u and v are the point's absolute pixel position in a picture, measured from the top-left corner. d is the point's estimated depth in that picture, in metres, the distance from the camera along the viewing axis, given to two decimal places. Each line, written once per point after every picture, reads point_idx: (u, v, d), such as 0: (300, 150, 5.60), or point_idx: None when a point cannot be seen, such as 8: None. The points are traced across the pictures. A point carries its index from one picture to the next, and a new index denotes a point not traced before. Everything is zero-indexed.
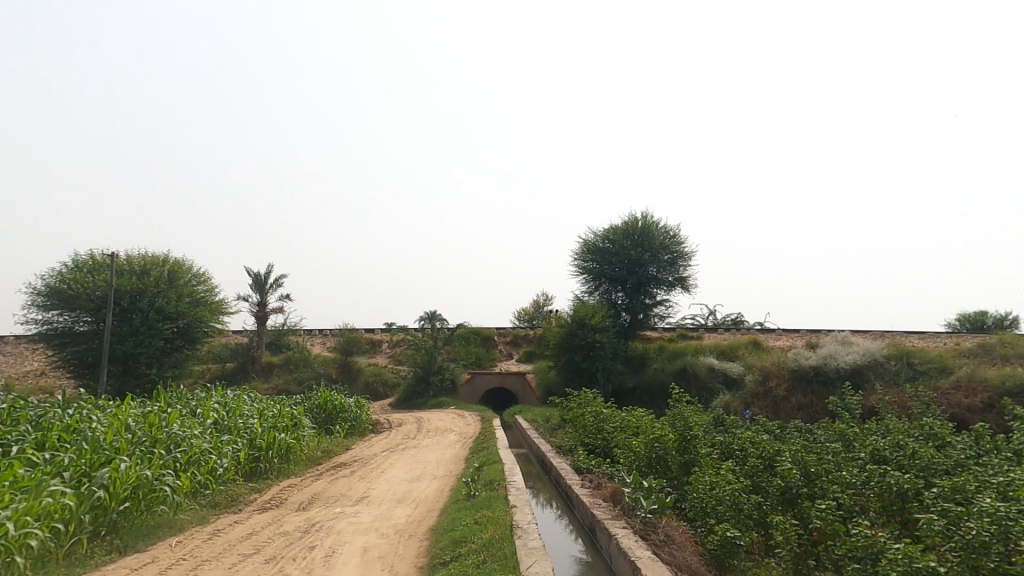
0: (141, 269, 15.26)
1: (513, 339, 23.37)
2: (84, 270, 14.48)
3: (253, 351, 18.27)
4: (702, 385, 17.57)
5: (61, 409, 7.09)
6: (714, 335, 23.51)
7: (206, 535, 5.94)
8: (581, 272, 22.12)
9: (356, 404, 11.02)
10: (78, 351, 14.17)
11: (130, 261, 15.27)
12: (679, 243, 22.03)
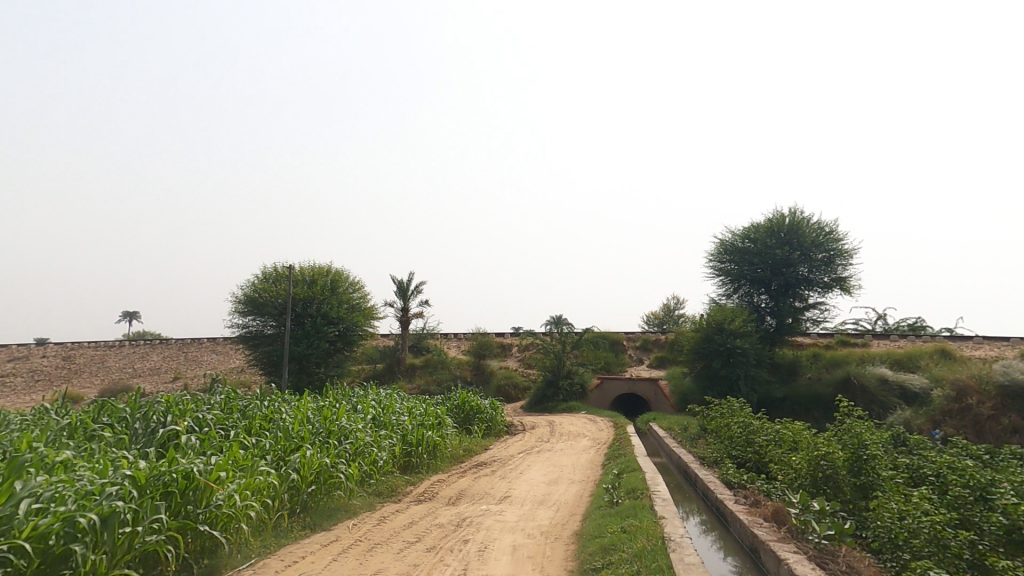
0: (311, 278, 17.48)
1: (643, 344, 22.93)
2: (269, 281, 17.02)
3: (398, 353, 20.05)
4: (873, 397, 15.71)
5: (261, 401, 8.41)
6: (885, 343, 20.78)
7: (375, 520, 6.62)
8: (717, 274, 20.88)
9: (491, 406, 11.56)
10: (265, 351, 16.71)
11: (303, 272, 17.57)
12: (834, 240, 19.98)
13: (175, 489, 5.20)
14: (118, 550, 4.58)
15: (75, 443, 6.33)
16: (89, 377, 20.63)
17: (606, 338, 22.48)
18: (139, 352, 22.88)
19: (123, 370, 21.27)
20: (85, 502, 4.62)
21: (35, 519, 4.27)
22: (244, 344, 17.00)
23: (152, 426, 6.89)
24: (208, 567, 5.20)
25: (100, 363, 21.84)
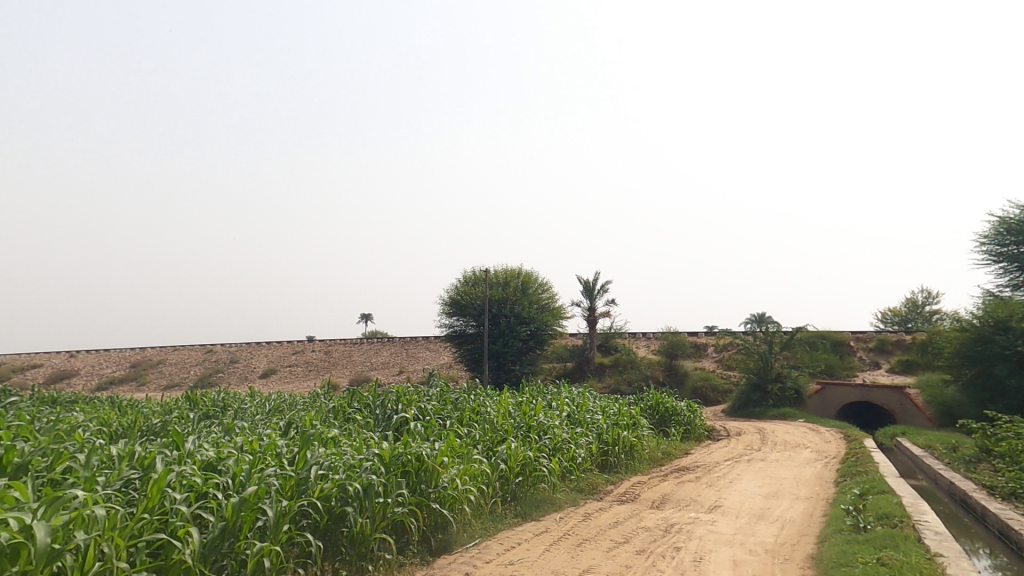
0: (504, 281, 18.91)
1: (879, 346, 19.46)
2: (469, 285, 18.85)
3: (587, 352, 20.39)
4: None
5: (470, 394, 9.23)
6: None
7: (580, 516, 6.68)
8: (997, 259, 16.43)
9: (688, 409, 10.88)
10: (467, 349, 18.51)
11: (497, 275, 19.07)
12: None
13: (411, 469, 5.97)
14: (377, 516, 5.42)
15: (338, 423, 8.01)
16: (342, 368, 25.22)
17: (828, 339, 19.70)
18: (374, 347, 27.27)
19: (362, 363, 25.73)
20: (350, 473, 5.61)
21: (321, 483, 5.36)
22: (450, 342, 18.93)
23: (388, 412, 8.22)
24: (442, 542, 5.82)
25: (348, 356, 26.49)
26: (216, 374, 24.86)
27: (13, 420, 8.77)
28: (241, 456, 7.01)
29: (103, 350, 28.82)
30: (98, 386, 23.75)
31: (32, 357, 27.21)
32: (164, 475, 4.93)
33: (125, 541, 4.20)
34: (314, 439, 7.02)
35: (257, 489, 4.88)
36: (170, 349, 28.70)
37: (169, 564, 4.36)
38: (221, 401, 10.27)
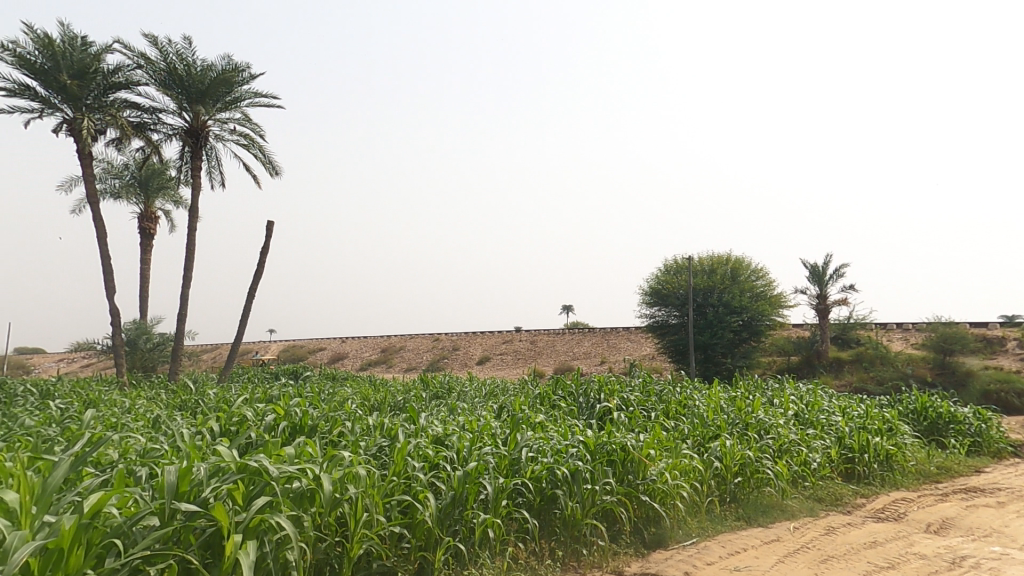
0: (710, 269, 17.69)
1: None
2: (669, 274, 18.01)
3: (817, 345, 17.68)
4: None
5: (675, 386, 8.72)
6: None
7: (823, 529, 5.68)
8: None
9: (974, 416, 8.44)
10: (672, 341, 17.55)
11: (701, 263, 17.94)
12: None
13: (617, 458, 5.93)
14: (586, 502, 5.49)
15: (544, 409, 8.41)
16: (546, 358, 26.55)
17: None
18: (575, 339, 28.07)
19: (565, 353, 26.74)
20: (557, 458, 5.85)
21: (533, 464, 5.73)
22: (652, 333, 18.20)
23: (591, 401, 8.31)
24: (656, 536, 5.56)
25: (551, 347, 27.76)
26: (443, 360, 28.67)
27: (307, 391, 11.50)
28: (464, 433, 7.91)
29: (363, 336, 35.88)
30: (361, 366, 29.62)
31: (320, 341, 35.38)
32: (405, 447, 5.88)
33: (382, 498, 5.07)
34: (523, 423, 7.52)
35: (477, 465, 5.43)
36: (408, 337, 34.15)
37: (415, 522, 5.07)
38: (446, 383, 11.77)
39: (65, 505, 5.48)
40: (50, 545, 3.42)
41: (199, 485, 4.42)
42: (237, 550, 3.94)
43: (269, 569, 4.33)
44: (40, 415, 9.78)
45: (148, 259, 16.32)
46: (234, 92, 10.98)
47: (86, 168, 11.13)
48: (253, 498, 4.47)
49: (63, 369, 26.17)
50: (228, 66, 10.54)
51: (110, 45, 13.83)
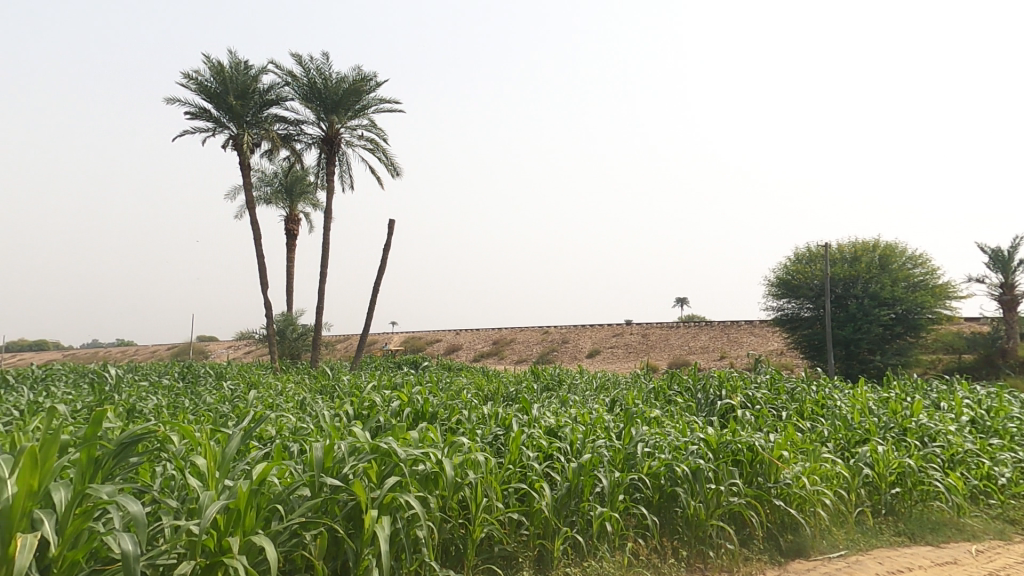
0: (852, 256, 16.11)
1: None
2: (802, 263, 16.62)
3: (1001, 343, 15.20)
4: None
5: (808, 384, 7.99)
6: None
7: (1017, 556, 4.88)
8: None
9: None
10: (806, 335, 16.01)
11: (842, 251, 16.38)
12: None
13: (743, 459, 5.60)
14: (710, 502, 5.26)
15: (660, 404, 8.17)
16: (659, 352, 25.72)
17: None
18: (690, 333, 26.83)
19: (681, 347, 25.62)
20: (676, 454, 5.68)
21: (649, 460, 5.63)
22: (780, 328, 16.86)
23: (710, 397, 7.91)
24: (794, 544, 5.18)
25: (664, 341, 26.82)
26: (552, 352, 29.00)
27: (426, 379, 12.33)
28: (577, 425, 7.99)
29: (475, 328, 37.51)
30: (474, 357, 31.00)
31: (436, 332, 37.63)
32: (520, 437, 6.09)
33: (500, 484, 5.31)
34: (638, 417, 7.38)
35: (591, 458, 5.45)
36: (518, 330, 35.02)
37: (532, 510, 5.20)
38: (557, 376, 11.92)
39: (239, 472, 6.48)
40: (231, 505, 4.09)
41: (339, 462, 5.00)
42: (374, 524, 4.37)
43: (402, 545, 4.70)
44: (215, 394, 11.63)
45: (293, 258, 18.53)
46: (364, 100, 12.02)
47: (245, 178, 12.85)
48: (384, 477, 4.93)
49: (231, 355, 30.72)
50: (357, 77, 11.59)
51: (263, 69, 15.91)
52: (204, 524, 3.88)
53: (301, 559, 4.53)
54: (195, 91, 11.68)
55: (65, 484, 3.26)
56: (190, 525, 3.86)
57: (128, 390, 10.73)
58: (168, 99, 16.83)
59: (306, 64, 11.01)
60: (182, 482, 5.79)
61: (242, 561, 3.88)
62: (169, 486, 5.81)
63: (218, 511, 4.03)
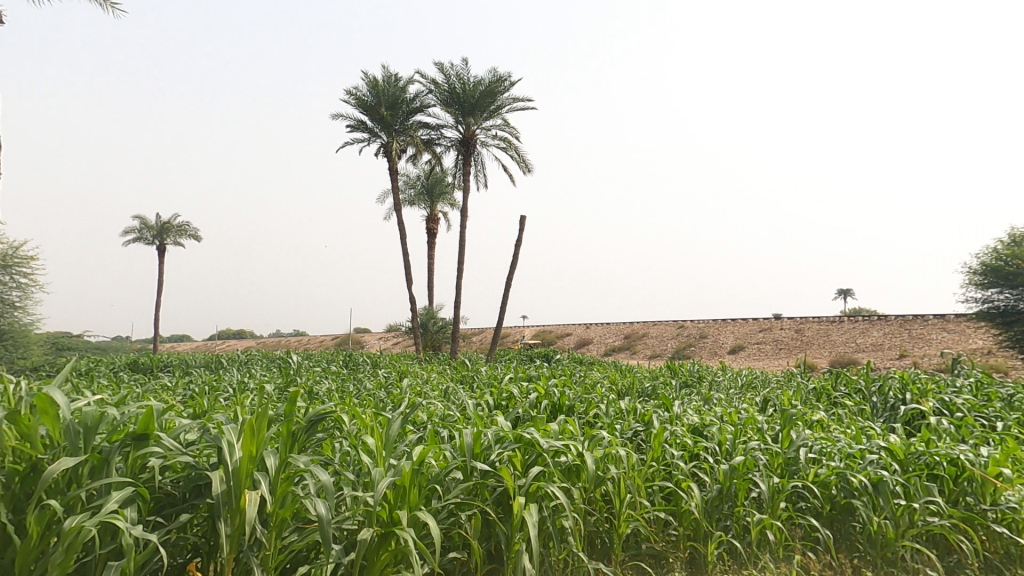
0: None
1: None
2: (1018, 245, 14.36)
3: None
4: None
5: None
6: None
7: None
8: None
9: None
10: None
11: None
12: None
13: (943, 473, 4.90)
14: (901, 521, 4.61)
15: (823, 406, 7.41)
16: (818, 348, 23.40)
17: None
18: (858, 328, 24.07)
19: (846, 344, 23.02)
20: (849, 463, 5.19)
21: (816, 468, 5.18)
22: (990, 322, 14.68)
23: (889, 401, 6.98)
24: None
25: (824, 336, 24.33)
26: (688, 347, 27.84)
27: (560, 372, 12.55)
28: (724, 424, 7.55)
29: (605, 322, 37.25)
30: (605, 351, 30.84)
31: (566, 326, 38.07)
32: (662, 434, 6.00)
33: (643, 481, 5.25)
34: (798, 419, 6.78)
35: (745, 461, 5.15)
36: (651, 324, 34.16)
37: (680, 510, 5.04)
38: (696, 372, 11.38)
39: (399, 452, 7.21)
40: (397, 482, 4.50)
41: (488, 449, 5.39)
42: (522, 510, 4.52)
43: (550, 532, 4.86)
44: (373, 380, 13.11)
45: (433, 255, 20.03)
46: (499, 101, 12.59)
47: (393, 182, 14.17)
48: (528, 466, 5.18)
49: (383, 346, 34.11)
50: (492, 78, 12.17)
51: (411, 80, 17.43)
52: (378, 496, 4.32)
53: (459, 537, 4.90)
54: (354, 105, 13.09)
55: (274, 452, 4.00)
56: (366, 497, 4.33)
57: (306, 374, 12.55)
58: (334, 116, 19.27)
59: (448, 71, 11.81)
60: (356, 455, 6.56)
61: (411, 533, 4.25)
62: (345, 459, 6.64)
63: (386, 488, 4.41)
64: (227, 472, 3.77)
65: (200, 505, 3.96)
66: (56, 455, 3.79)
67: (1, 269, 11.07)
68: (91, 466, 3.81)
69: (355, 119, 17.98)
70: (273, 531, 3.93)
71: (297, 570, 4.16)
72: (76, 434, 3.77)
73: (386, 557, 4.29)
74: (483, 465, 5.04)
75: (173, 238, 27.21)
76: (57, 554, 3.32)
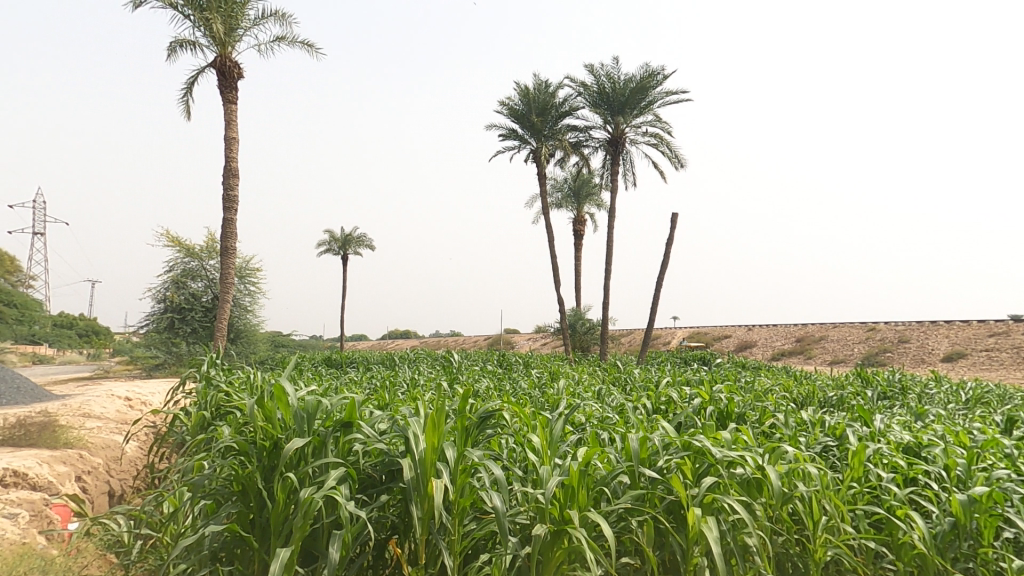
0: None
1: None
2: None
3: None
4: None
5: None
6: None
7: None
8: None
9: None
10: None
11: None
12: None
13: None
14: None
15: None
16: None
17: None
18: None
19: None
20: None
21: None
22: None
23: None
24: None
25: None
26: (884, 354, 24.47)
27: (725, 377, 11.43)
28: (947, 446, 5.92)
29: (770, 324, 34.02)
30: (773, 355, 28.24)
31: (723, 327, 35.52)
32: (865, 452, 5.19)
33: (843, 504, 4.47)
34: None
35: (992, 493, 3.96)
36: (831, 326, 30.42)
37: (897, 542, 4.12)
38: (899, 382, 9.74)
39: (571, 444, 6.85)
40: (565, 481, 4.18)
41: (655, 454, 4.86)
42: (700, 523, 3.98)
43: (733, 549, 4.30)
44: (527, 380, 13.47)
45: (580, 256, 20.17)
46: (650, 97, 12.26)
47: (541, 186, 14.54)
48: (701, 476, 4.55)
49: (532, 347, 35.17)
50: (644, 74, 11.88)
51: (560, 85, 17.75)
52: (548, 495, 4.05)
53: (632, 542, 4.52)
54: (507, 115, 13.70)
55: (452, 444, 4.18)
56: (537, 494, 4.11)
57: (467, 372, 13.38)
58: (488, 127, 20.43)
59: (599, 72, 11.78)
60: (512, 447, 5.84)
61: (582, 533, 3.90)
62: (502, 449, 5.81)
63: (554, 487, 4.14)
64: (414, 460, 4.07)
65: (391, 488, 4.36)
66: (289, 436, 4.51)
67: (239, 280, 13.68)
68: (313, 447, 4.45)
69: (505, 129, 18.84)
70: (455, 518, 4.08)
71: (479, 557, 4.34)
72: (303, 420, 4.45)
73: (557, 554, 4.05)
74: (652, 470, 4.53)
75: (353, 249, 31.01)
76: (297, 519, 3.88)
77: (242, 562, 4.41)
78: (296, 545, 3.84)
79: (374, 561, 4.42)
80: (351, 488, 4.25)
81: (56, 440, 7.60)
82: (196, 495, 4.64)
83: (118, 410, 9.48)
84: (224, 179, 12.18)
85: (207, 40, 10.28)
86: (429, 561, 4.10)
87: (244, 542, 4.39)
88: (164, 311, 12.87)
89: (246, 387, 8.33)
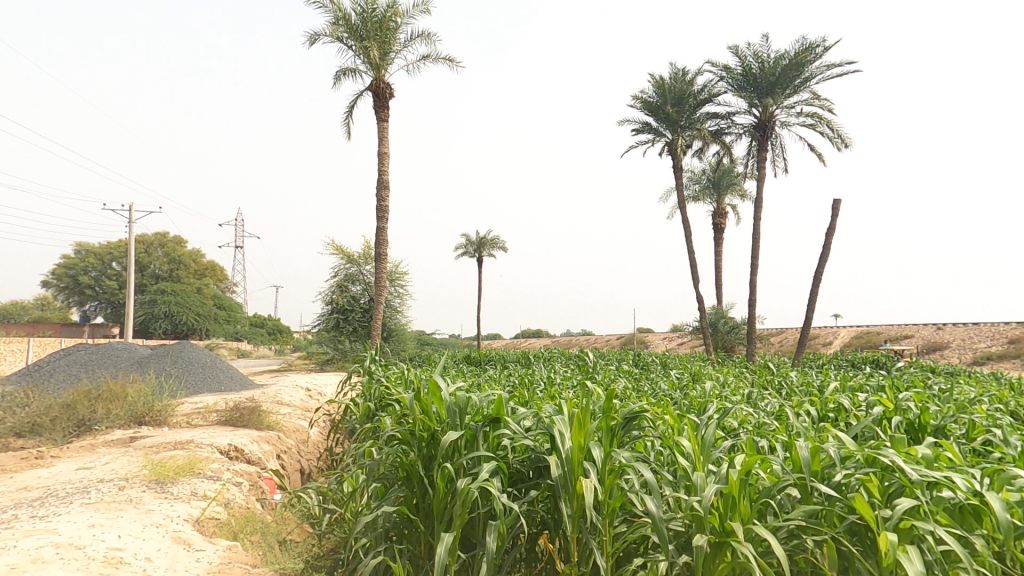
0: None
1: None
2: None
3: None
4: None
5: None
6: None
7: None
8: None
9: None
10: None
11: None
12: None
13: None
14: None
15: None
16: None
17: None
18: None
19: None
20: None
21: None
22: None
23: None
24: None
25: None
26: None
27: (911, 384, 9.75)
28: None
29: (967, 324, 28.75)
30: (975, 360, 23.85)
31: (902, 327, 30.88)
32: None
33: None
34: None
35: None
36: None
37: None
38: None
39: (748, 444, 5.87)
40: (725, 489, 3.15)
41: (830, 468, 3.33)
42: (896, 552, 2.68)
43: None
44: (666, 380, 12.77)
45: (720, 251, 18.85)
46: (805, 73, 11.13)
47: (677, 179, 13.88)
48: (892, 497, 3.11)
49: (667, 346, 33.96)
50: (799, 49, 10.83)
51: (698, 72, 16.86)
52: (705, 504, 3.07)
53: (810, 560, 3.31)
54: (640, 108, 13.32)
55: (597, 443, 3.60)
56: (691, 501, 3.15)
57: (603, 371, 13.10)
58: (621, 123, 20.10)
59: (744, 53, 10.94)
60: (662, 450, 4.21)
61: (750, 550, 2.90)
62: (649, 453, 4.18)
63: (712, 495, 3.13)
64: (560, 458, 3.60)
65: (540, 484, 4.08)
66: (444, 429, 4.42)
67: (391, 283, 14.95)
68: (466, 439, 4.29)
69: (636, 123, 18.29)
70: (605, 520, 3.58)
71: (632, 562, 3.77)
72: (456, 413, 4.34)
73: (721, 569, 3.11)
74: (829, 485, 3.17)
75: (488, 251, 32.36)
76: (457, 506, 3.84)
77: (412, 542, 4.55)
78: (458, 530, 3.81)
79: (527, 554, 4.23)
80: (502, 482, 4.09)
81: (262, 422, 8.83)
82: (370, 477, 4.97)
83: (302, 400, 10.82)
84: (377, 191, 13.40)
85: (366, 68, 11.42)
86: (580, 559, 3.67)
87: (412, 524, 4.56)
88: (331, 313, 14.52)
89: (400, 380, 8.88)
